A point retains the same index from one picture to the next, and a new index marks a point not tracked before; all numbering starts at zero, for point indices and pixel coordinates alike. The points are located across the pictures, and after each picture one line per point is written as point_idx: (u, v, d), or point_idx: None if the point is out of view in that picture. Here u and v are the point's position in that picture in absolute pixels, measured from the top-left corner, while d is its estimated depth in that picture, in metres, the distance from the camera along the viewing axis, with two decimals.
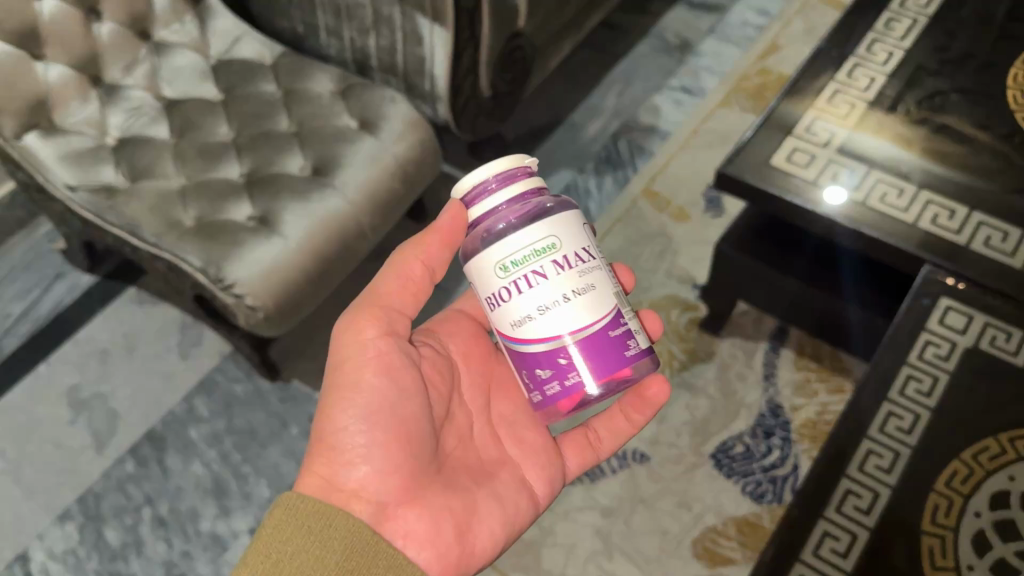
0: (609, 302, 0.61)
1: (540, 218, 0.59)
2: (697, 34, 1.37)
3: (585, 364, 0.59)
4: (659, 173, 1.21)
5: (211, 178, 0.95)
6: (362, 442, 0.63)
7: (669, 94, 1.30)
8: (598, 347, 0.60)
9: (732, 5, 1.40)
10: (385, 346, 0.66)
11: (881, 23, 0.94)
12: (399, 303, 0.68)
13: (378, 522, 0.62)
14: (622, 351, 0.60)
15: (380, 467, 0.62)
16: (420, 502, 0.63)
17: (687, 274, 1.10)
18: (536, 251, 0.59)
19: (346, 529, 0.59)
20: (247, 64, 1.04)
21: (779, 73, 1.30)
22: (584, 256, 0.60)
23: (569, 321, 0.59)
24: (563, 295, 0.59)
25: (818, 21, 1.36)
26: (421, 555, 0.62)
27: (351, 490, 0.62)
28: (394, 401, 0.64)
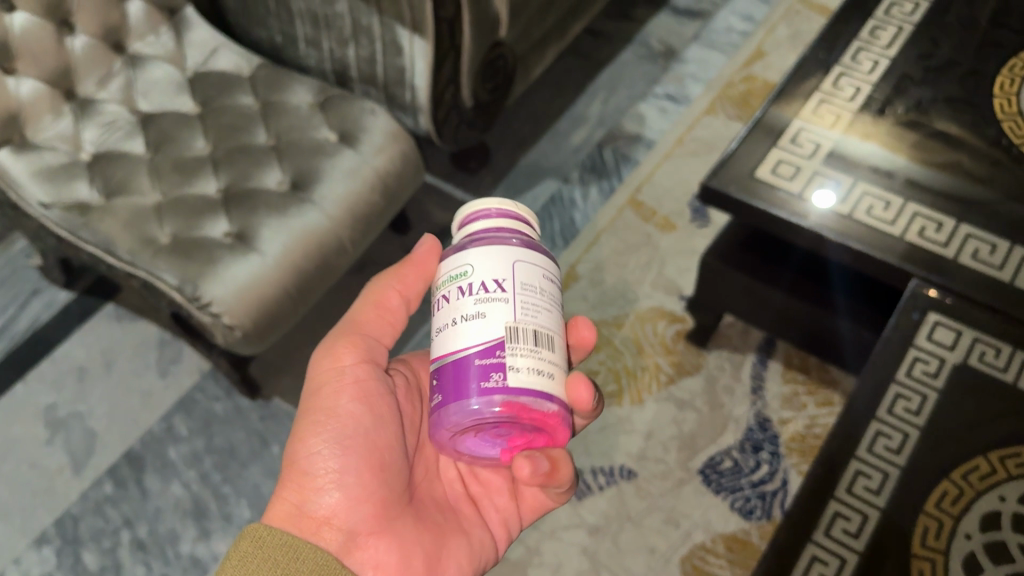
0: (493, 334, 0.53)
1: (483, 245, 0.56)
2: (681, 41, 1.36)
3: (443, 386, 0.54)
4: (644, 183, 1.19)
5: (186, 193, 0.93)
6: (336, 469, 0.62)
7: (654, 102, 1.29)
8: (461, 374, 0.53)
9: (716, 11, 1.39)
10: (365, 373, 0.65)
11: (867, 32, 0.93)
12: (379, 332, 0.68)
13: (347, 553, 0.61)
14: (481, 384, 0.52)
15: (351, 495, 0.62)
16: (392, 532, 0.62)
17: (674, 285, 1.08)
18: (452, 277, 0.56)
19: (313, 562, 0.59)
20: (224, 76, 1.02)
21: (764, 80, 1.29)
22: (493, 286, 0.54)
23: (446, 344, 0.55)
24: (451, 318, 0.55)
25: (803, 27, 1.35)
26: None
27: (322, 518, 0.61)
28: (370, 429, 0.63)
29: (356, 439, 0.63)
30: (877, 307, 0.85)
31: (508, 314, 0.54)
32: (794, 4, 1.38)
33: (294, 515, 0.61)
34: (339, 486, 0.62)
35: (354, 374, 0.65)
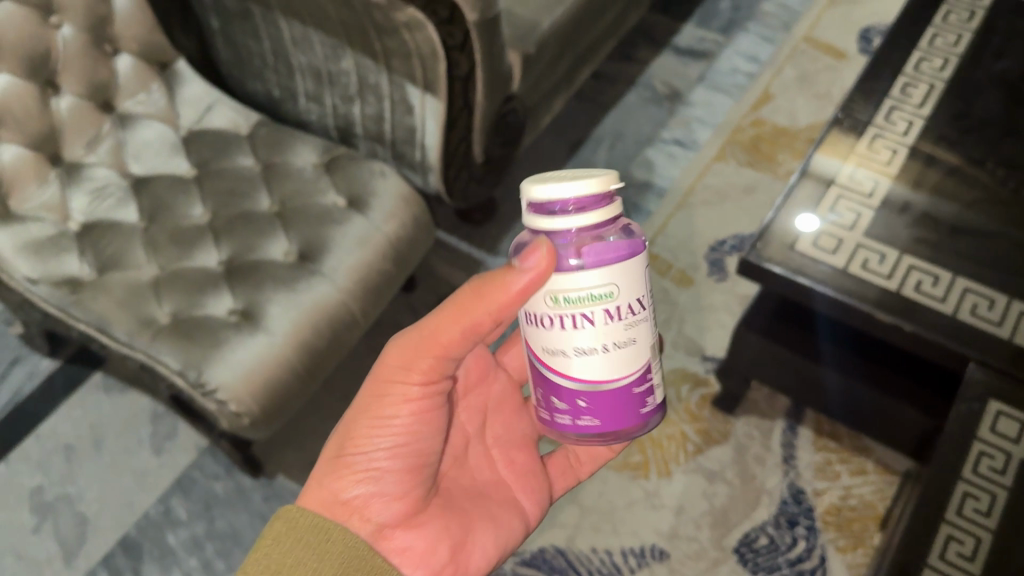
0: (642, 359, 0.56)
1: (608, 259, 0.51)
2: (686, 82, 1.32)
3: (602, 413, 0.56)
4: (657, 234, 1.15)
5: (186, 267, 0.87)
6: (376, 463, 0.62)
7: (661, 147, 1.25)
8: (621, 403, 0.56)
9: (720, 51, 1.36)
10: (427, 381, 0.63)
11: (897, 89, 0.89)
12: (455, 350, 0.60)
13: (376, 541, 0.61)
14: (639, 407, 0.57)
15: (387, 489, 0.62)
16: (420, 524, 0.63)
17: (695, 345, 1.04)
18: (592, 298, 0.52)
19: (343, 545, 0.59)
20: (220, 135, 0.97)
21: (773, 124, 1.26)
22: (636, 307, 0.54)
23: (601, 373, 0.54)
24: (601, 345, 0.54)
25: (810, 66, 1.32)
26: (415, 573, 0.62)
27: (355, 506, 0.61)
28: (414, 430, 0.63)
29: (401, 440, 0.62)
30: (883, 361, 0.83)
31: (648, 332, 0.56)
32: (798, 44, 1.35)
33: (328, 501, 0.61)
34: (376, 480, 0.62)
35: (417, 384, 0.62)
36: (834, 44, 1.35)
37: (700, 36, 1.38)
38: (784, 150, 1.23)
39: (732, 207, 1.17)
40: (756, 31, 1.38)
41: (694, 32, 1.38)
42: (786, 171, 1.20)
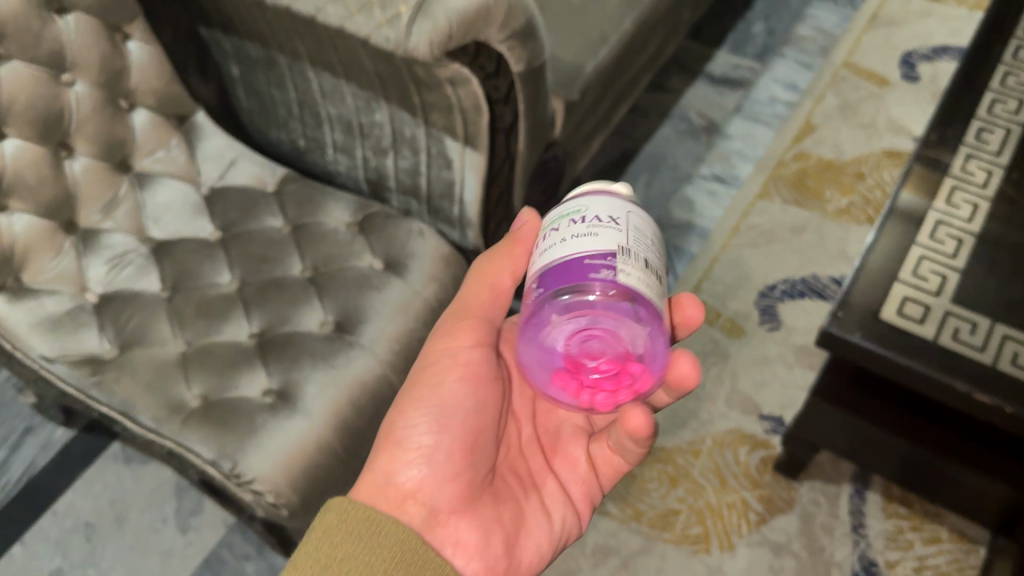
0: (608, 247, 0.53)
1: (590, 193, 0.57)
2: (722, 113, 1.26)
3: (550, 282, 0.53)
4: (703, 279, 1.09)
5: (213, 342, 0.81)
6: (428, 446, 0.65)
7: (701, 184, 1.19)
8: (569, 272, 0.52)
9: (757, 79, 1.30)
10: (474, 360, 0.68)
11: (972, 136, 0.84)
12: (490, 314, 0.70)
13: (428, 529, 0.63)
14: (591, 278, 0.51)
15: (440, 472, 0.64)
16: (472, 513, 0.65)
17: (751, 402, 0.98)
18: (565, 213, 0.56)
19: (397, 537, 0.60)
20: (246, 194, 0.91)
21: (818, 157, 1.20)
22: (608, 218, 0.55)
23: (551, 254, 0.54)
24: (559, 238, 0.54)
25: (852, 94, 1.27)
26: (469, 565, 0.63)
27: (407, 491, 0.63)
28: (467, 410, 0.66)
29: (454, 419, 0.66)
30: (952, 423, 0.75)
31: (619, 238, 0.53)
32: (838, 71, 1.30)
33: (381, 486, 0.64)
34: (429, 462, 0.64)
35: (467, 354, 0.68)
36: (876, 70, 1.29)
37: (735, 63, 1.32)
38: (831, 186, 1.17)
39: (781, 249, 1.11)
40: (793, 57, 1.32)
41: (729, 59, 1.33)
42: (835, 209, 1.14)
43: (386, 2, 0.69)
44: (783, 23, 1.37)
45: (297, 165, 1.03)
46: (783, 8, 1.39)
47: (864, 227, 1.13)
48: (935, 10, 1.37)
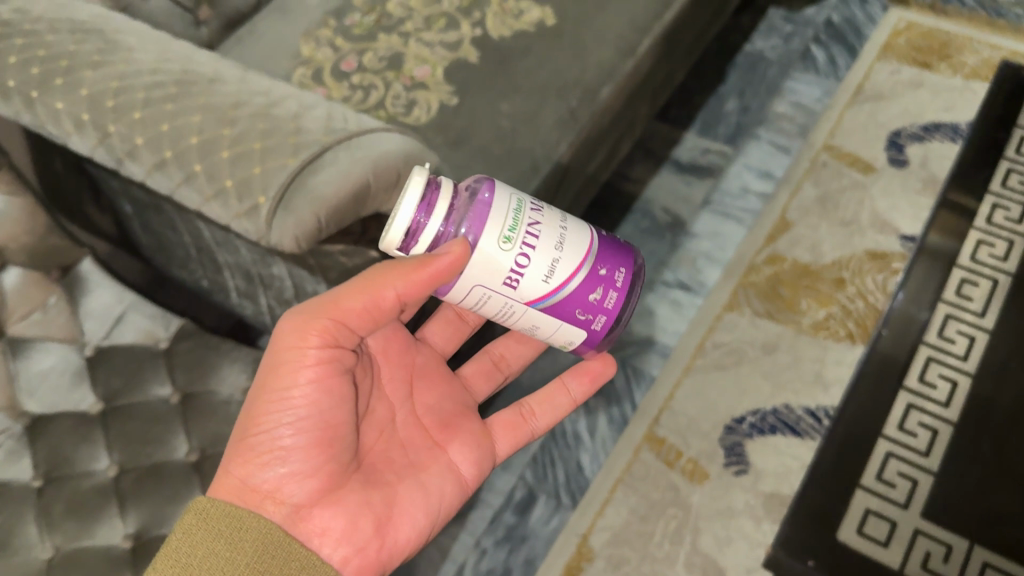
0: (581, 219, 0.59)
1: (492, 202, 0.55)
2: (689, 207, 1.15)
3: (610, 261, 0.58)
4: (663, 409, 0.98)
5: (83, 549, 0.71)
6: (283, 446, 0.57)
7: (664, 292, 1.08)
8: (612, 247, 0.59)
9: (728, 166, 1.19)
10: (328, 359, 0.59)
11: (908, 424, 0.93)
12: (357, 322, 0.59)
13: (294, 527, 0.57)
14: (623, 245, 0.60)
15: (298, 471, 0.57)
16: (341, 499, 0.59)
17: (712, 565, 0.88)
18: (516, 214, 0.55)
19: (258, 531, 0.55)
20: (133, 356, 0.81)
21: (794, 259, 1.09)
22: (534, 202, 0.58)
23: (584, 238, 0.57)
24: (563, 222, 0.57)
25: (833, 183, 1.15)
26: (337, 554, 0.58)
27: (267, 491, 0.57)
28: (323, 410, 0.58)
29: (310, 422, 0.57)
30: None
31: None
32: (818, 155, 1.18)
33: (238, 490, 0.57)
34: (287, 461, 0.57)
35: (319, 355, 0.58)
36: (859, 154, 1.17)
37: (703, 147, 1.22)
38: (807, 294, 1.05)
39: (750, 373, 1.00)
40: (768, 139, 1.21)
41: (697, 142, 1.22)
42: (812, 323, 1.03)
43: (243, 191, 0.58)
44: (758, 99, 1.26)
45: (207, 323, 1.00)
46: (758, 82, 1.28)
47: (844, 345, 1.01)
48: (926, 79, 1.24)
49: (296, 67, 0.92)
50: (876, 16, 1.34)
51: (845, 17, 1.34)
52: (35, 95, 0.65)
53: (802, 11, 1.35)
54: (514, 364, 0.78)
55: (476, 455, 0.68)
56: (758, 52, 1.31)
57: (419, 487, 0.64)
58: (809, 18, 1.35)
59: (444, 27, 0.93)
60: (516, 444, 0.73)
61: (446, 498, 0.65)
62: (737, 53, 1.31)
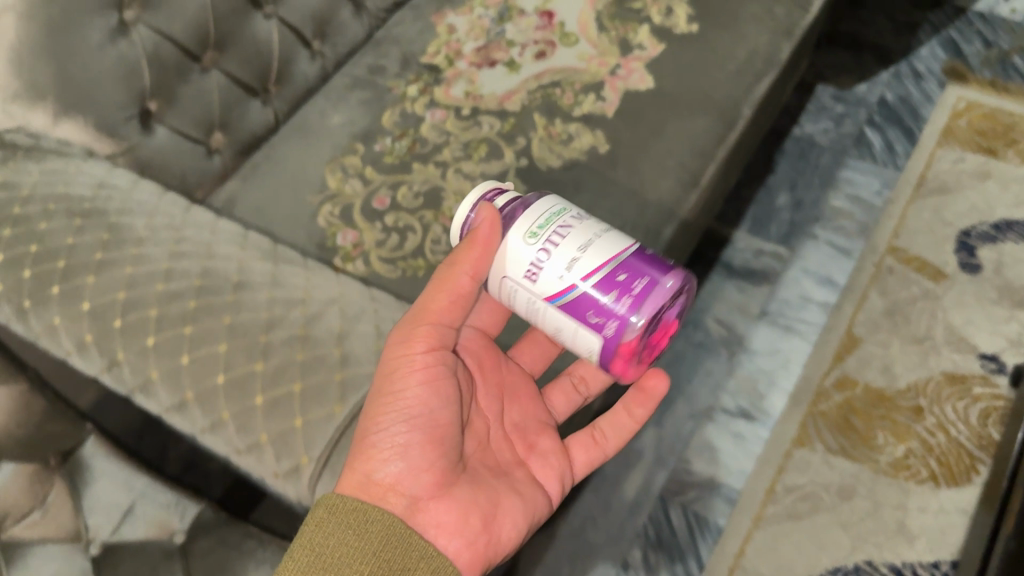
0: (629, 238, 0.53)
1: (539, 201, 0.53)
2: (745, 319, 1.06)
3: (634, 270, 0.49)
4: (733, 569, 0.88)
5: None
6: (403, 440, 0.50)
7: (725, 424, 0.98)
8: (645, 260, 0.50)
9: (785, 270, 1.09)
10: (441, 357, 0.53)
11: None
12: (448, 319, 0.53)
13: (411, 520, 0.50)
14: (664, 263, 0.51)
15: (419, 466, 0.50)
16: (453, 494, 0.52)
17: None
18: (555, 214, 0.52)
19: (385, 522, 0.48)
20: (145, 558, 0.70)
21: (865, 383, 0.99)
22: (587, 216, 0.54)
23: (612, 245, 0.50)
24: (594, 230, 0.51)
25: (901, 292, 1.05)
26: (450, 545, 0.51)
27: (388, 484, 0.49)
28: (439, 409, 0.52)
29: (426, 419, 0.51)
30: None
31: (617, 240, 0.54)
32: (882, 259, 1.08)
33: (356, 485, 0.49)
34: (407, 455, 0.50)
35: (427, 357, 0.52)
36: (927, 258, 1.08)
37: (756, 248, 1.12)
38: (882, 427, 0.96)
39: (827, 522, 0.90)
40: (827, 239, 1.11)
41: (749, 243, 1.12)
42: (890, 463, 0.93)
43: (282, 450, 0.49)
44: (811, 192, 1.16)
45: None
46: (810, 171, 1.18)
47: (928, 488, 0.91)
48: (993, 169, 1.15)
49: (321, 203, 0.82)
50: (933, 94, 1.24)
51: (900, 95, 1.25)
52: (27, 306, 0.54)
53: (853, 89, 1.26)
54: (595, 386, 0.66)
55: (559, 473, 0.61)
56: (809, 136, 1.21)
57: (517, 491, 0.57)
58: (861, 97, 1.25)
59: (485, 156, 0.83)
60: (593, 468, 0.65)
61: (540, 507, 0.58)
62: (785, 138, 1.22)
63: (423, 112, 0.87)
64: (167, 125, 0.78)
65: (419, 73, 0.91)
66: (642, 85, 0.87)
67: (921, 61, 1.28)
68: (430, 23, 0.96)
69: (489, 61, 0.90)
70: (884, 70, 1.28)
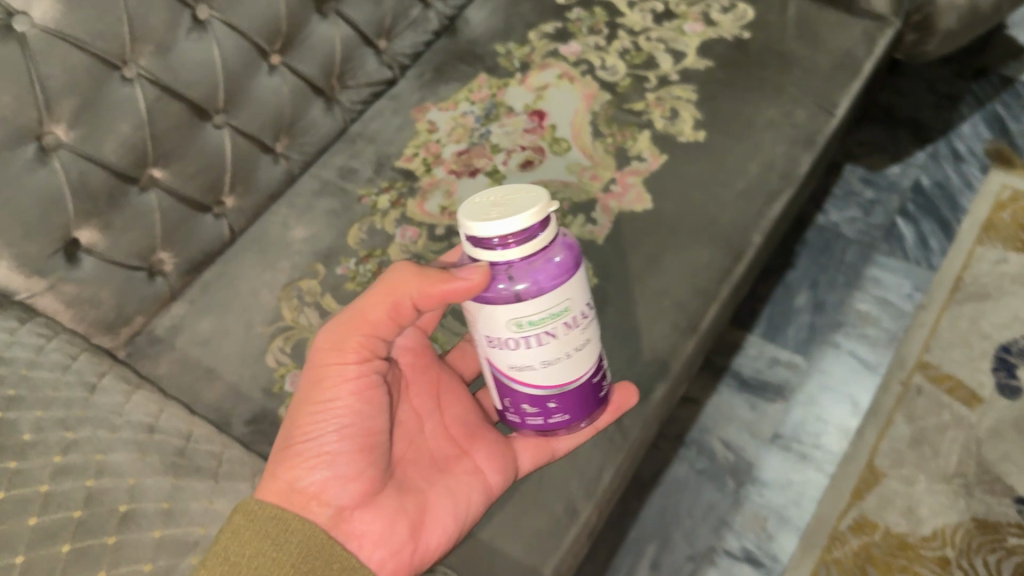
0: (592, 354, 0.55)
1: (554, 286, 0.49)
2: (755, 441, 0.95)
3: (564, 404, 0.55)
4: None
5: None
6: (328, 449, 0.54)
7: (727, 567, 0.88)
8: (580, 396, 0.55)
9: (801, 383, 0.99)
10: (373, 368, 0.57)
11: None
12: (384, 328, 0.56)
13: (337, 527, 0.53)
14: (591, 400, 0.56)
15: (342, 473, 0.54)
16: (381, 504, 0.56)
17: None
18: (551, 318, 0.49)
19: (306, 532, 0.51)
20: None
21: (887, 526, 0.88)
22: (585, 313, 0.52)
23: (564, 374, 0.53)
24: (564, 353, 0.52)
25: (930, 417, 0.94)
26: (374, 554, 0.54)
27: (312, 493, 0.53)
28: (367, 419, 0.56)
29: (352, 428, 0.55)
30: None
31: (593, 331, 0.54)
32: (910, 376, 0.97)
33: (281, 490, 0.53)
34: (334, 464, 0.54)
35: (359, 370, 0.56)
36: (960, 377, 0.97)
37: (770, 356, 1.01)
38: None
39: None
40: (850, 347, 1.00)
41: (763, 350, 1.02)
42: None
43: None
44: (834, 293, 1.05)
45: None
46: (834, 267, 1.07)
47: None
48: None
49: (271, 337, 0.73)
50: (973, 180, 1.13)
51: (937, 179, 1.13)
52: None
53: (885, 171, 1.15)
54: None
55: (500, 466, 0.62)
56: (833, 225, 1.11)
57: (443, 494, 0.60)
58: (893, 181, 1.14)
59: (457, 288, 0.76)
60: (539, 463, 0.64)
61: (470, 508, 0.61)
62: (808, 228, 1.11)
63: (394, 229, 0.78)
64: (97, 255, 0.69)
65: (393, 180, 0.82)
66: (638, 204, 0.77)
67: (963, 140, 1.16)
68: (410, 118, 0.87)
69: (470, 169, 0.81)
70: (920, 150, 1.16)
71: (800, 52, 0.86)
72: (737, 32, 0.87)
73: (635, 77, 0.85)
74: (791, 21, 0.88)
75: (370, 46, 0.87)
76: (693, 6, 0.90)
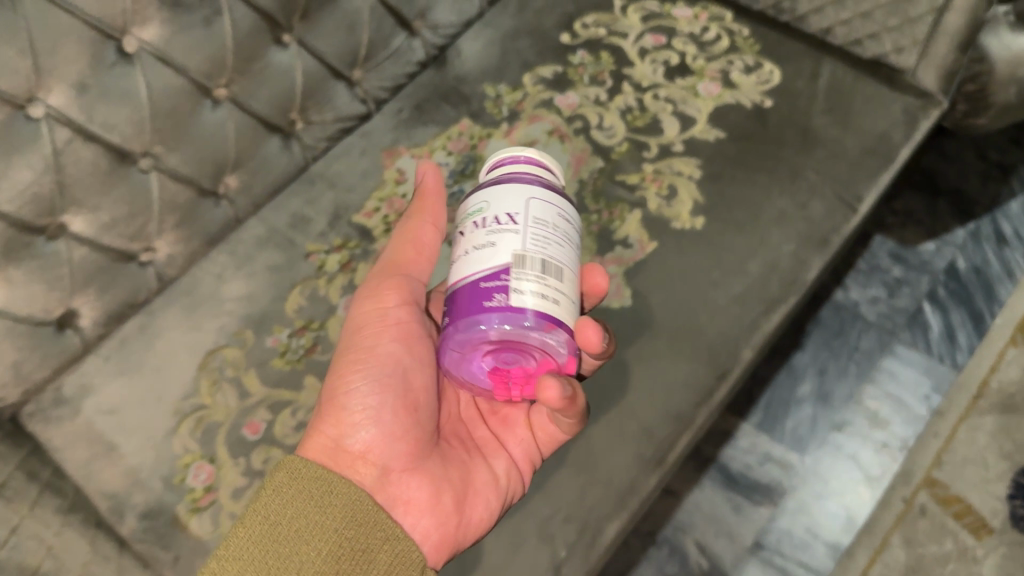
0: (500, 263, 0.46)
1: (536, 187, 0.49)
2: (734, 549, 0.86)
3: (453, 307, 0.48)
4: None
5: None
6: (374, 404, 0.52)
7: None
8: (467, 298, 0.46)
9: (793, 486, 0.89)
10: (414, 314, 0.55)
11: None
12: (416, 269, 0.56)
13: (382, 490, 0.51)
14: (482, 306, 0.45)
15: (390, 432, 0.52)
16: (426, 469, 0.54)
17: None
18: (471, 213, 0.49)
19: (350, 496, 0.49)
20: None
21: None
22: (507, 219, 0.47)
23: (460, 271, 0.48)
24: (467, 248, 0.48)
25: (932, 545, 0.84)
26: (419, 523, 0.52)
27: (358, 453, 0.52)
28: (410, 369, 0.54)
29: (398, 380, 0.53)
30: None
31: (514, 243, 0.46)
32: (914, 494, 0.87)
33: (327, 450, 0.52)
34: (380, 421, 0.52)
35: (399, 314, 0.55)
36: (970, 502, 0.86)
37: (763, 451, 0.91)
38: None
39: None
40: (853, 450, 0.90)
41: (758, 442, 0.92)
42: None
43: None
44: (843, 385, 0.94)
45: None
46: (846, 354, 0.96)
47: None
48: None
49: (181, 418, 0.65)
50: (1015, 269, 1.01)
51: (974, 263, 1.02)
52: None
53: (919, 248, 1.03)
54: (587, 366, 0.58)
55: (525, 446, 0.60)
56: (852, 304, 0.99)
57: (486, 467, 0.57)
58: (926, 260, 1.02)
59: None
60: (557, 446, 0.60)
61: (510, 482, 0.58)
62: (824, 303, 1.00)
63: (337, 299, 0.70)
64: None
65: (347, 238, 0.73)
66: (616, 300, 0.67)
67: (1010, 221, 1.04)
68: (378, 162, 0.77)
69: None
70: (960, 226, 1.04)
71: (826, 130, 0.75)
72: (758, 98, 0.77)
73: (634, 142, 0.75)
74: (820, 92, 0.77)
75: (341, 78, 0.77)
76: (713, 62, 0.80)
